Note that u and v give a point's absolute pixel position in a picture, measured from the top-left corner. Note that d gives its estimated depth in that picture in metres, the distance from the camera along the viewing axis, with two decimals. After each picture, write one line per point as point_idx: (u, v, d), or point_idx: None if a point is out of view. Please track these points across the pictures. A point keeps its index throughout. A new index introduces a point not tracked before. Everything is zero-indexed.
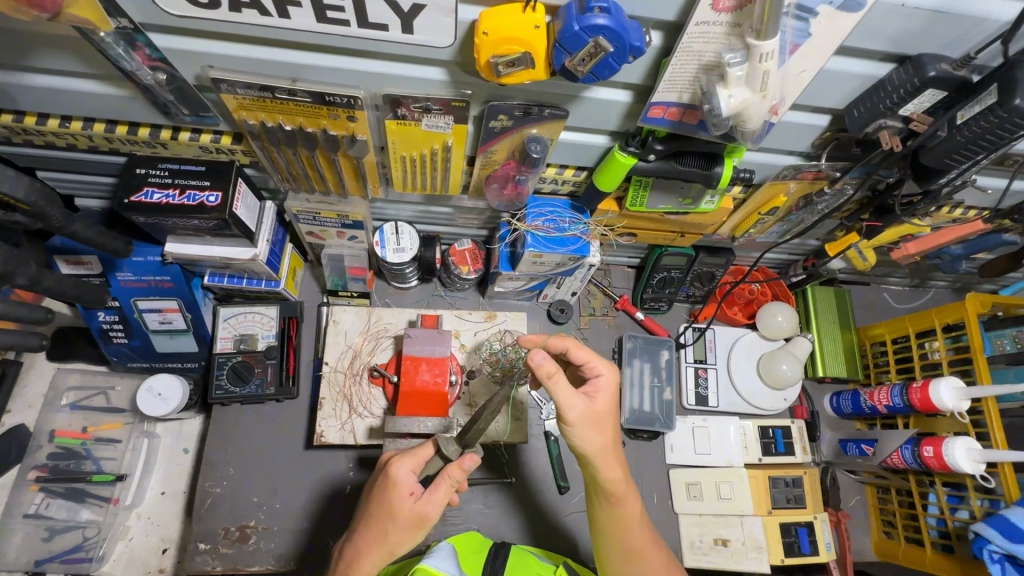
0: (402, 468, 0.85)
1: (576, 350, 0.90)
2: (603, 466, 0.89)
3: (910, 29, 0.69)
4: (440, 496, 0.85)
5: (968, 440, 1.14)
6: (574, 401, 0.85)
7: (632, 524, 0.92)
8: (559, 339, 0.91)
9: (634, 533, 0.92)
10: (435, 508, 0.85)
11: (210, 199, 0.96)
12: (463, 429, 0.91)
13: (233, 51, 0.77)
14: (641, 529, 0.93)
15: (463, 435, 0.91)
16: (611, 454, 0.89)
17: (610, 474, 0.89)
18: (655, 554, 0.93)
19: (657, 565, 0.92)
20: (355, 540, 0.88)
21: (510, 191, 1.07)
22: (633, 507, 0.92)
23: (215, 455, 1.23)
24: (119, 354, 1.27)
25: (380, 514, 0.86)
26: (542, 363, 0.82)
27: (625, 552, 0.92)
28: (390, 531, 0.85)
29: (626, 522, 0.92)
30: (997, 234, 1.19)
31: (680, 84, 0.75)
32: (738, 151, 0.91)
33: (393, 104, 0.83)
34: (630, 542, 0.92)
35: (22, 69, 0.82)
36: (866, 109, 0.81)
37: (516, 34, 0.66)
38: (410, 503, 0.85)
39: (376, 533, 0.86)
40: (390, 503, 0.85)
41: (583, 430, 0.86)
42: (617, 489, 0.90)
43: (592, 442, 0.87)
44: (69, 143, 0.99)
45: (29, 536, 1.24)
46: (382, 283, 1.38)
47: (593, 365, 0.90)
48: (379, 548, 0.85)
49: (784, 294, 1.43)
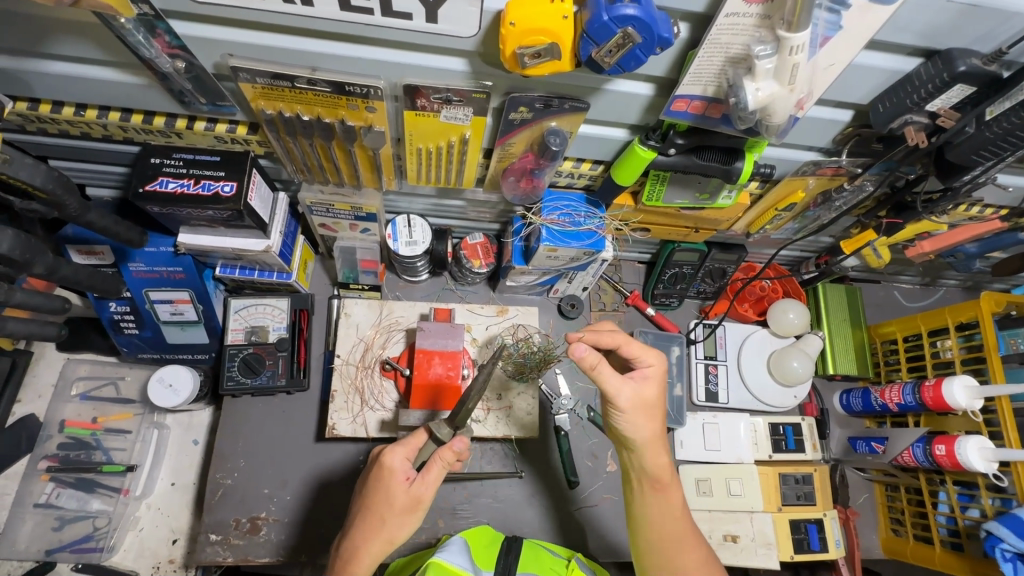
0: (397, 455, 0.87)
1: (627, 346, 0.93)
2: (649, 454, 0.92)
3: (941, 23, 0.68)
4: (433, 478, 0.86)
5: (982, 439, 1.13)
6: (624, 389, 0.89)
7: (676, 515, 0.94)
8: (610, 335, 0.94)
9: (674, 523, 0.94)
10: (429, 489, 0.86)
11: (225, 189, 0.95)
12: (453, 411, 0.87)
13: (253, 39, 0.76)
14: (681, 521, 0.94)
15: (453, 415, 0.88)
16: (656, 443, 0.92)
17: (655, 461, 0.93)
18: (694, 546, 0.94)
19: (695, 558, 0.93)
20: (352, 533, 0.87)
21: (526, 184, 1.06)
22: (676, 499, 0.95)
23: (226, 447, 1.22)
24: (129, 345, 1.27)
25: (377, 503, 0.86)
26: (583, 354, 0.86)
27: (669, 541, 0.93)
28: (387, 518, 0.85)
29: (670, 515, 0.94)
30: (1014, 233, 1.18)
31: (705, 77, 0.75)
32: (759, 145, 0.90)
33: (412, 95, 0.83)
34: (669, 531, 0.94)
35: (39, 56, 0.81)
36: (892, 104, 0.80)
37: (543, 24, 0.65)
38: (404, 489, 0.85)
39: (373, 523, 0.85)
40: (385, 490, 0.85)
41: (629, 420, 0.90)
42: (662, 477, 0.93)
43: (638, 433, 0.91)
44: (83, 132, 0.98)
45: (40, 525, 1.24)
46: (392, 276, 1.38)
47: (643, 356, 0.93)
48: (376, 538, 0.85)
49: (796, 291, 1.43)
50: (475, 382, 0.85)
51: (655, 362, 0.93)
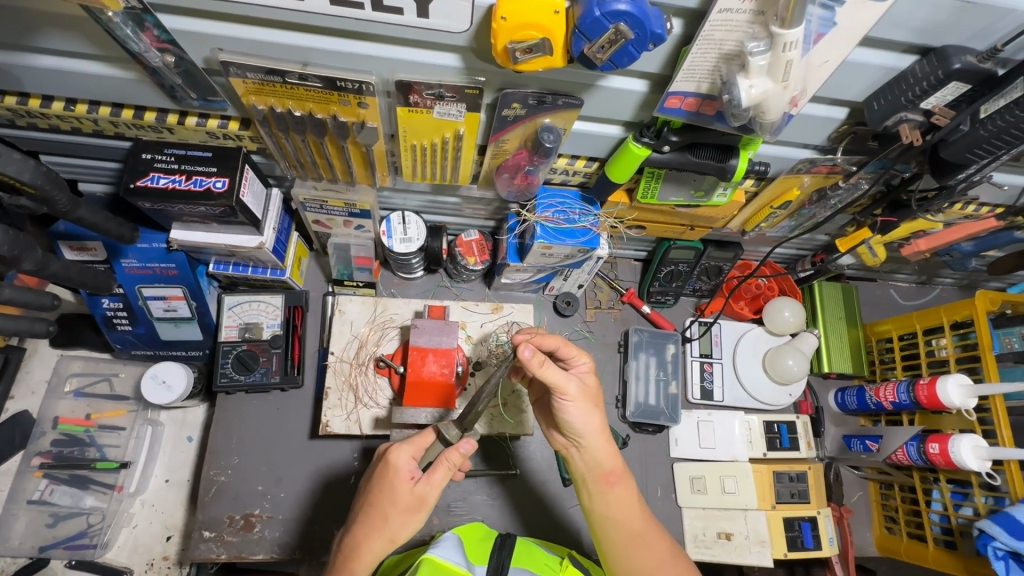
0: (404, 452, 0.86)
1: (564, 348, 0.91)
2: (595, 445, 0.92)
3: (937, 19, 0.68)
4: (437, 479, 0.86)
5: (975, 437, 1.13)
6: (573, 380, 0.87)
7: (630, 509, 0.94)
8: (550, 336, 0.91)
9: (634, 516, 0.93)
10: (433, 490, 0.86)
11: (217, 185, 0.95)
12: (463, 412, 0.89)
13: (243, 33, 0.75)
14: (634, 513, 0.94)
15: (463, 417, 0.90)
16: (602, 434, 0.92)
17: (602, 453, 0.92)
18: (657, 537, 0.94)
19: (660, 550, 0.93)
20: (354, 529, 0.86)
21: (520, 181, 1.06)
22: (625, 492, 0.94)
23: (219, 444, 1.22)
24: (123, 342, 1.26)
25: (380, 500, 0.85)
26: (530, 356, 0.82)
27: (629, 536, 0.93)
28: (390, 517, 0.85)
29: (623, 509, 0.93)
30: (1010, 232, 1.18)
31: (699, 74, 0.74)
32: (754, 143, 0.89)
33: (405, 91, 0.82)
34: (624, 526, 0.93)
35: (27, 50, 0.80)
36: (887, 101, 0.79)
37: (535, 19, 0.65)
38: (410, 488, 0.85)
39: (376, 521, 0.85)
40: (390, 488, 0.85)
41: (578, 411, 0.89)
42: (613, 468, 0.93)
43: (587, 423, 0.90)
44: (74, 127, 0.98)
45: (33, 521, 1.24)
46: (387, 273, 1.37)
47: (575, 358, 0.93)
48: (379, 536, 0.85)
49: (791, 290, 1.43)
50: (484, 389, 0.86)
51: (586, 364, 0.94)
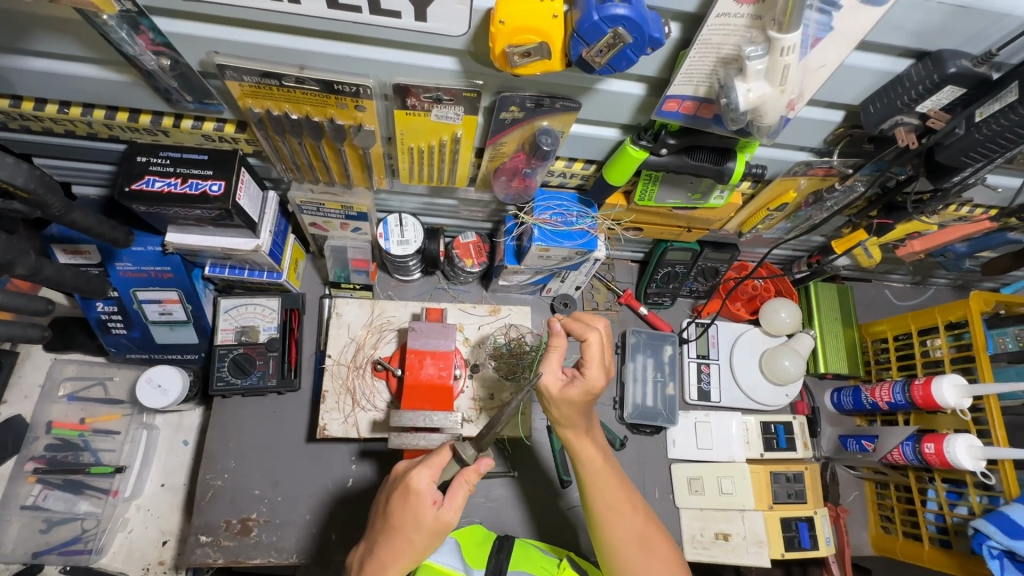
0: (424, 476, 0.85)
1: (589, 343, 0.88)
2: (564, 428, 0.95)
3: (931, 24, 0.68)
4: (459, 501, 0.86)
5: (970, 437, 1.14)
6: (548, 374, 0.89)
7: (595, 480, 0.95)
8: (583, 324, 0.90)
9: (599, 490, 0.95)
10: (455, 513, 0.86)
11: (212, 188, 0.94)
12: (481, 432, 0.84)
13: (239, 37, 0.75)
14: (609, 483, 0.95)
15: (479, 436, 0.85)
16: (574, 418, 0.93)
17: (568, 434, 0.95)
18: (625, 517, 0.94)
19: (630, 525, 0.94)
20: (377, 551, 0.86)
21: (518, 183, 1.05)
22: (594, 463, 0.95)
23: (216, 447, 1.21)
24: (117, 345, 1.25)
25: (403, 525, 0.84)
26: (557, 331, 0.86)
27: (602, 508, 0.94)
28: (414, 540, 0.84)
29: (591, 481, 0.95)
30: (1003, 233, 1.19)
31: (697, 78, 0.74)
32: (751, 145, 0.90)
33: (402, 94, 0.82)
34: (593, 498, 0.95)
35: (20, 53, 0.80)
36: (883, 105, 0.80)
37: (532, 23, 0.65)
38: (433, 513, 0.84)
39: (401, 545, 0.84)
40: (413, 513, 0.84)
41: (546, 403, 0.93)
42: (575, 449, 0.95)
43: (553, 412, 0.93)
44: (67, 130, 0.97)
45: (27, 527, 1.23)
46: (385, 275, 1.37)
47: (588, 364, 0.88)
48: (406, 559, 0.84)
49: (788, 291, 1.43)
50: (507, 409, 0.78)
51: (597, 377, 0.88)
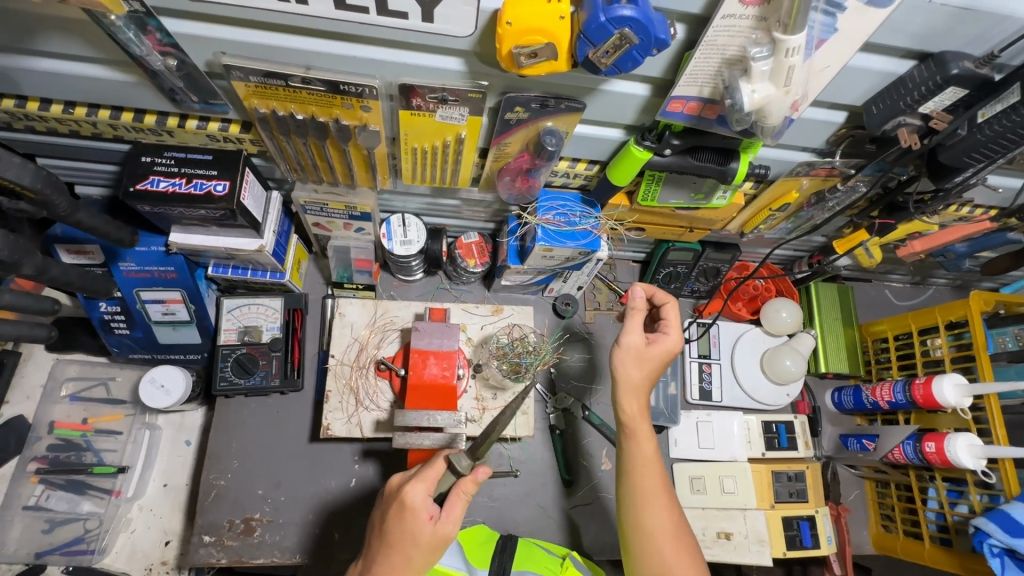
0: (419, 490, 0.84)
1: (670, 307, 1.04)
2: (624, 400, 0.99)
3: (934, 26, 0.69)
4: (456, 514, 0.86)
5: (969, 435, 1.15)
6: (633, 332, 1.00)
7: (642, 465, 0.95)
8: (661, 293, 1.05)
9: (642, 474, 0.94)
10: (453, 525, 0.86)
11: (217, 189, 0.94)
12: (476, 440, 0.88)
13: (246, 37, 0.75)
14: (653, 471, 0.95)
15: (473, 446, 0.89)
16: (636, 389, 0.99)
17: (627, 406, 0.98)
18: (662, 507, 0.92)
19: (663, 518, 0.92)
20: (374, 570, 0.85)
21: (522, 184, 1.06)
22: (644, 449, 0.96)
23: (219, 447, 1.22)
24: (120, 345, 1.25)
25: (399, 543, 0.83)
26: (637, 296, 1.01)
27: (639, 492, 0.93)
28: (411, 557, 0.83)
29: (637, 465, 0.95)
30: (1003, 233, 1.20)
31: (701, 78, 0.75)
32: (754, 146, 0.90)
33: (407, 94, 0.82)
34: (635, 482, 0.94)
35: (27, 53, 0.80)
36: (886, 106, 0.80)
37: (539, 24, 0.65)
38: (430, 528, 0.83)
39: (399, 562, 0.83)
40: (410, 529, 0.83)
41: (624, 360, 0.99)
42: (634, 426, 0.98)
43: (627, 373, 0.99)
44: (72, 130, 0.97)
45: (30, 527, 1.23)
46: (387, 275, 1.37)
47: (666, 326, 1.02)
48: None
49: (789, 291, 1.44)
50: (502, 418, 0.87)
51: (676, 339, 1.01)
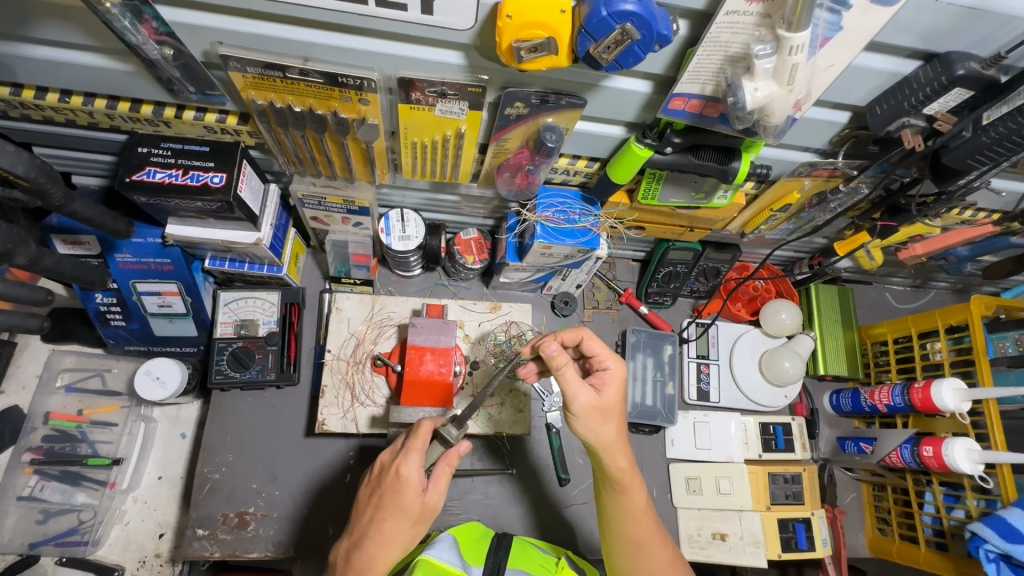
0: (412, 464, 0.84)
1: (589, 342, 0.94)
2: (610, 458, 0.93)
3: (940, 25, 0.68)
4: (443, 485, 0.86)
5: (969, 440, 1.14)
6: (580, 392, 0.90)
7: (638, 515, 0.95)
8: (573, 331, 0.95)
9: (640, 524, 0.95)
10: (440, 496, 0.87)
11: (214, 180, 0.93)
12: (462, 414, 0.88)
13: (243, 28, 0.74)
14: (646, 520, 0.96)
15: (458, 417, 0.89)
16: (618, 446, 0.93)
17: (617, 467, 0.93)
18: (659, 551, 0.96)
19: (662, 559, 0.96)
20: (364, 544, 0.84)
21: (522, 180, 1.05)
22: (639, 499, 0.96)
23: (213, 440, 1.21)
24: (116, 337, 1.25)
25: (390, 513, 0.84)
26: (554, 354, 0.86)
27: (634, 541, 0.96)
28: (403, 529, 0.84)
29: (635, 514, 0.95)
30: (1005, 237, 1.19)
31: (704, 76, 0.74)
32: (756, 146, 0.89)
33: (406, 88, 0.81)
34: (633, 530, 0.95)
35: (23, 40, 0.79)
36: (890, 107, 0.80)
37: (541, 17, 0.64)
38: (420, 499, 0.84)
39: (390, 534, 0.84)
40: (402, 501, 0.83)
41: (587, 424, 0.92)
42: (624, 479, 0.94)
43: (598, 435, 0.92)
44: (68, 119, 0.96)
45: (22, 519, 1.21)
46: (385, 271, 1.36)
47: (602, 359, 0.95)
48: (395, 547, 0.84)
49: (788, 292, 1.43)
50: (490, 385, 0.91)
51: (617, 365, 0.95)
